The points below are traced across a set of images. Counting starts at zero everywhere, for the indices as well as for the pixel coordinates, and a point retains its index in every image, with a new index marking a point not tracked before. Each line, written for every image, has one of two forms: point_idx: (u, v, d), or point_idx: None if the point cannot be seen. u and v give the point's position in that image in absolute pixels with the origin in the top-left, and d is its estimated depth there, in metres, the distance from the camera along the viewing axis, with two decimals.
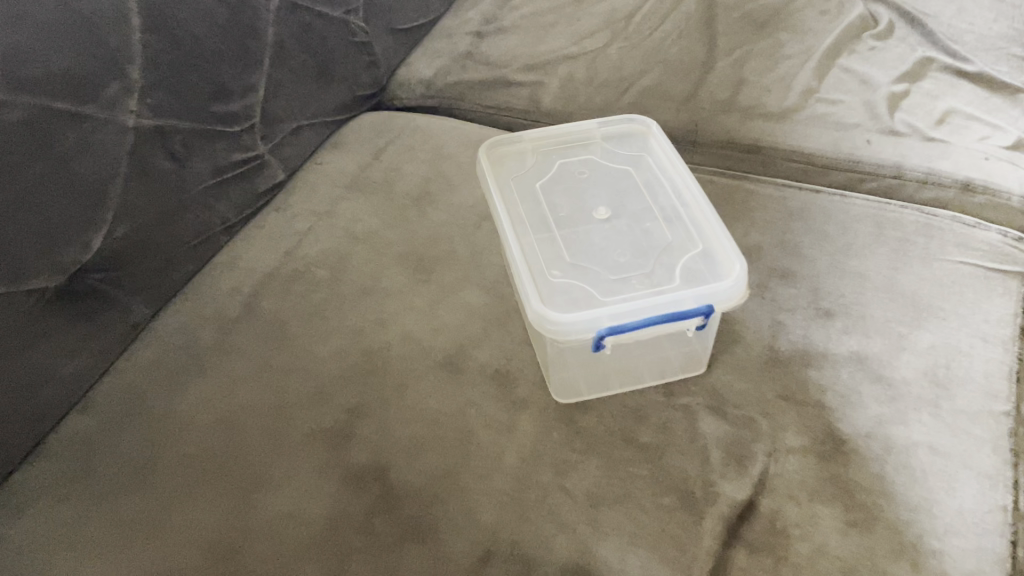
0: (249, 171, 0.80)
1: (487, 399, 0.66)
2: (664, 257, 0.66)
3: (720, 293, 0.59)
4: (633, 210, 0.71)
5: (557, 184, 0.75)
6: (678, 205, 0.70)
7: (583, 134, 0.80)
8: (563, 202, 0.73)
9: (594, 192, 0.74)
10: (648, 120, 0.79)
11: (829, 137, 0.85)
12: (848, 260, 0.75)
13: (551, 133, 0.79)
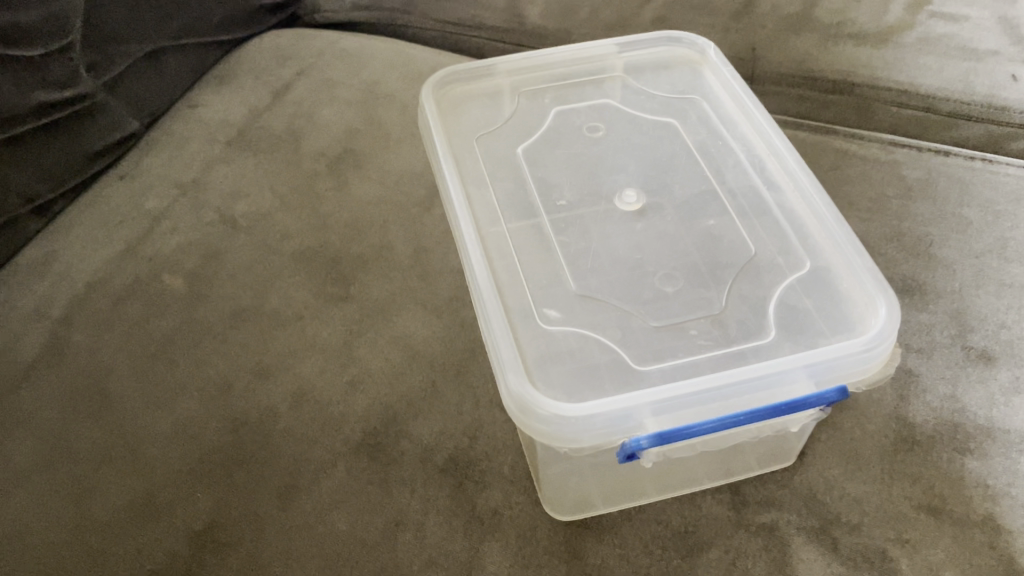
0: (71, 120, 0.51)
1: (432, 514, 0.40)
2: (743, 284, 0.40)
3: (852, 363, 0.35)
4: (679, 190, 0.45)
5: (555, 145, 0.48)
6: (759, 185, 0.45)
7: (592, 64, 0.53)
8: (563, 175, 0.46)
9: (615, 160, 0.47)
10: (699, 42, 0.52)
11: (955, 70, 0.56)
12: (1004, 266, 0.48)
13: (542, 56, 0.52)
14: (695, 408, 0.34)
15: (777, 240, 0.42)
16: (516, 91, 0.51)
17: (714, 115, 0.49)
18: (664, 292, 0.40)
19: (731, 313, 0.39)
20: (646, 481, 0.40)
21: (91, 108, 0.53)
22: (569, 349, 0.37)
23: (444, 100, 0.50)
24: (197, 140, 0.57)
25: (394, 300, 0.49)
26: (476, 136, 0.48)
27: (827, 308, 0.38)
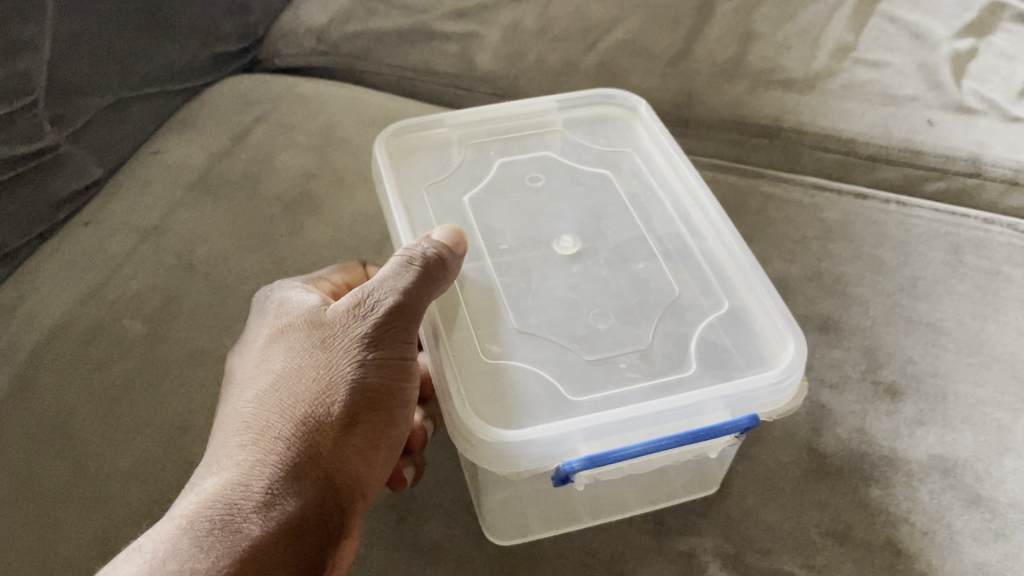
0: (36, 170, 0.54)
1: (377, 547, 0.42)
2: (669, 327, 0.43)
3: (764, 395, 0.39)
4: (614, 235, 0.48)
5: (497, 194, 0.51)
6: (684, 233, 0.48)
7: (533, 117, 0.56)
8: (504, 223, 0.49)
9: (554, 209, 0.50)
10: (631, 99, 0.56)
11: (876, 116, 0.60)
12: (914, 304, 0.51)
13: (488, 110, 0.54)
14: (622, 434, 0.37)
15: (699, 283, 0.45)
16: (463, 143, 0.54)
17: (647, 168, 0.52)
18: (595, 332, 0.43)
19: (657, 349, 0.42)
20: (578, 503, 0.43)
21: (54, 159, 0.55)
22: (507, 380, 0.40)
23: (392, 152, 0.53)
24: (158, 185, 0.60)
25: None
26: (422, 185, 0.51)
27: (744, 347, 0.42)
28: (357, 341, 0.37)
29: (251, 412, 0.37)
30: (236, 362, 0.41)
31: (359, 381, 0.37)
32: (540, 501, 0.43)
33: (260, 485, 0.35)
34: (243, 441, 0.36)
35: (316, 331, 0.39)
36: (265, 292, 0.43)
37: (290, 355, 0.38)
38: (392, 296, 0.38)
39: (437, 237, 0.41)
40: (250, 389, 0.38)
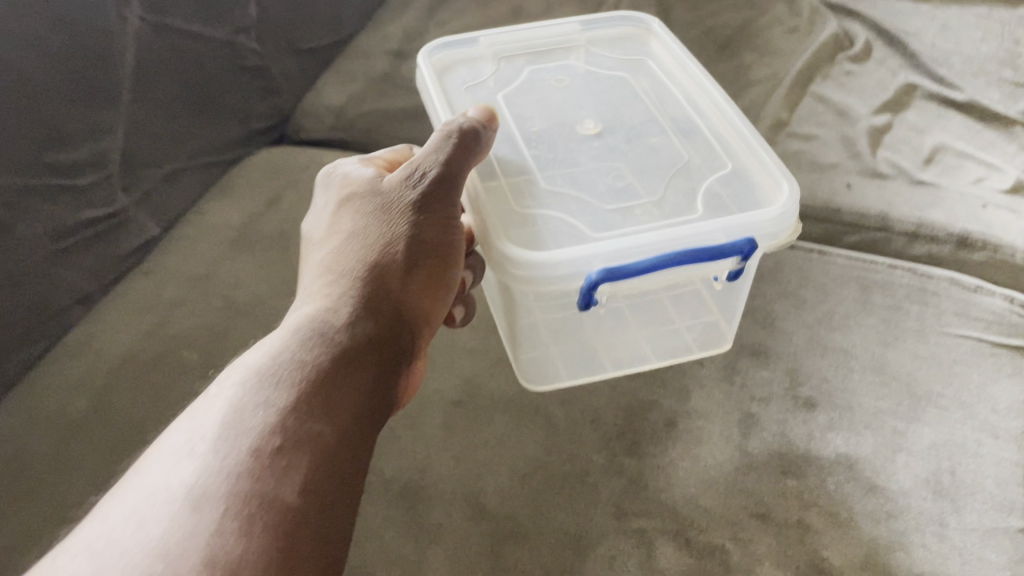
0: (107, 230, 0.66)
1: (391, 527, 0.53)
2: (679, 180, 0.56)
3: (767, 225, 0.52)
4: (628, 122, 0.62)
5: (528, 91, 0.65)
6: (694, 115, 0.62)
7: (563, 37, 0.70)
8: (533, 112, 0.63)
9: (578, 103, 0.64)
10: (645, 19, 0.71)
11: (804, 180, 0.73)
12: (829, 333, 0.63)
13: (520, 34, 0.69)
14: (642, 251, 0.50)
15: (706, 153, 0.59)
16: (497, 58, 0.68)
17: (657, 74, 0.67)
18: (612, 187, 0.56)
19: (669, 197, 0.55)
20: (600, 361, 0.60)
21: (121, 220, 0.67)
22: (545, 223, 0.53)
23: (438, 73, 0.67)
24: (205, 241, 0.71)
25: None
26: (467, 92, 0.65)
27: (742, 197, 0.55)
28: (413, 197, 0.50)
29: (334, 256, 0.49)
30: (310, 227, 0.53)
31: (416, 223, 0.49)
32: (565, 358, 0.60)
33: (351, 301, 0.46)
34: (331, 275, 0.48)
35: (377, 194, 0.51)
36: (326, 169, 0.56)
37: (359, 214, 0.51)
38: (438, 160, 0.50)
39: (473, 114, 0.52)
40: (329, 242, 0.51)
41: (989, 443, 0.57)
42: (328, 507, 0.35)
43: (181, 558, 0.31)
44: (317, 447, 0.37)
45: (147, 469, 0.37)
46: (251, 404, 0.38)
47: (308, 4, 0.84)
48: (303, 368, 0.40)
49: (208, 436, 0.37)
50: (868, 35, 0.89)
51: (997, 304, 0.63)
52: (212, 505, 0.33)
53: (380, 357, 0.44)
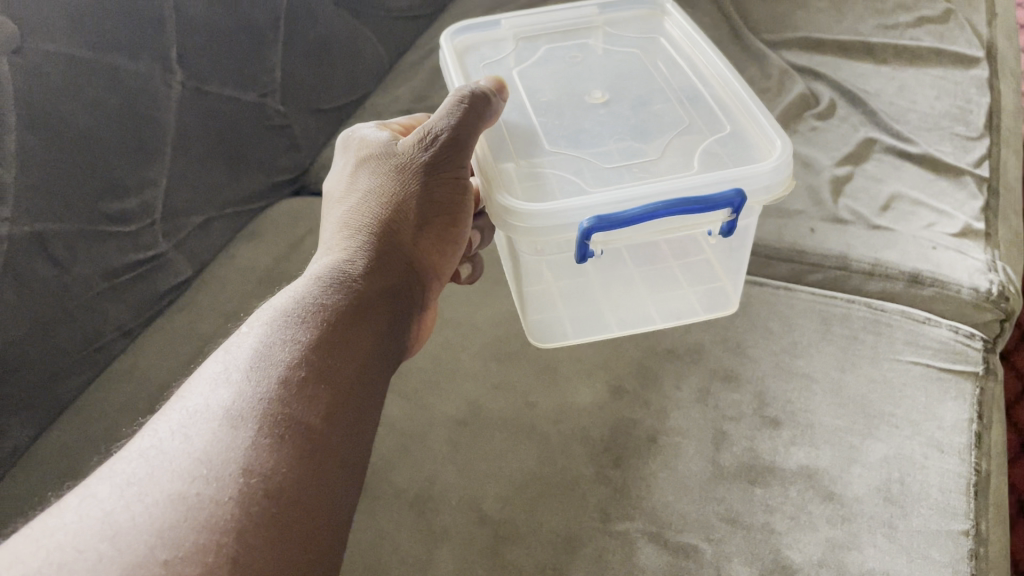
0: (150, 271, 0.74)
1: (403, 530, 0.61)
2: (678, 140, 0.68)
3: (754, 179, 0.62)
4: (634, 92, 0.74)
5: (545, 67, 0.77)
6: (697, 85, 0.74)
7: (580, 19, 0.83)
8: (546, 85, 0.75)
9: (589, 76, 0.76)
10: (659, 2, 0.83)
11: (773, 225, 0.82)
12: (793, 360, 0.71)
13: (542, 14, 0.82)
14: (644, 198, 0.60)
15: (707, 116, 0.70)
16: (518, 38, 0.81)
17: (668, 50, 0.79)
18: (620, 150, 0.68)
19: (667, 156, 0.67)
20: (609, 323, 0.73)
21: (162, 262, 0.75)
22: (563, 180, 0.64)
23: (459, 52, 0.80)
24: (234, 281, 0.80)
25: None
26: (486, 67, 0.78)
27: (738, 152, 0.67)
28: (424, 158, 0.57)
29: (352, 212, 0.57)
30: (332, 186, 0.61)
31: (426, 186, 0.57)
32: (573, 320, 0.72)
33: (364, 256, 0.53)
34: (348, 231, 0.56)
35: (391, 156, 0.59)
36: (346, 133, 0.64)
37: (375, 174, 0.58)
38: (447, 125, 0.57)
39: (483, 85, 0.60)
40: (348, 200, 0.58)
41: (935, 457, 0.63)
42: (343, 428, 0.42)
43: (223, 464, 0.37)
44: (333, 380, 0.43)
45: (188, 390, 0.42)
46: (277, 341, 0.44)
47: (328, 69, 0.93)
48: (323, 313, 0.47)
49: (241, 365, 0.43)
50: (833, 93, 0.98)
51: (943, 333, 0.71)
52: (248, 422, 0.39)
53: (386, 310, 0.51)
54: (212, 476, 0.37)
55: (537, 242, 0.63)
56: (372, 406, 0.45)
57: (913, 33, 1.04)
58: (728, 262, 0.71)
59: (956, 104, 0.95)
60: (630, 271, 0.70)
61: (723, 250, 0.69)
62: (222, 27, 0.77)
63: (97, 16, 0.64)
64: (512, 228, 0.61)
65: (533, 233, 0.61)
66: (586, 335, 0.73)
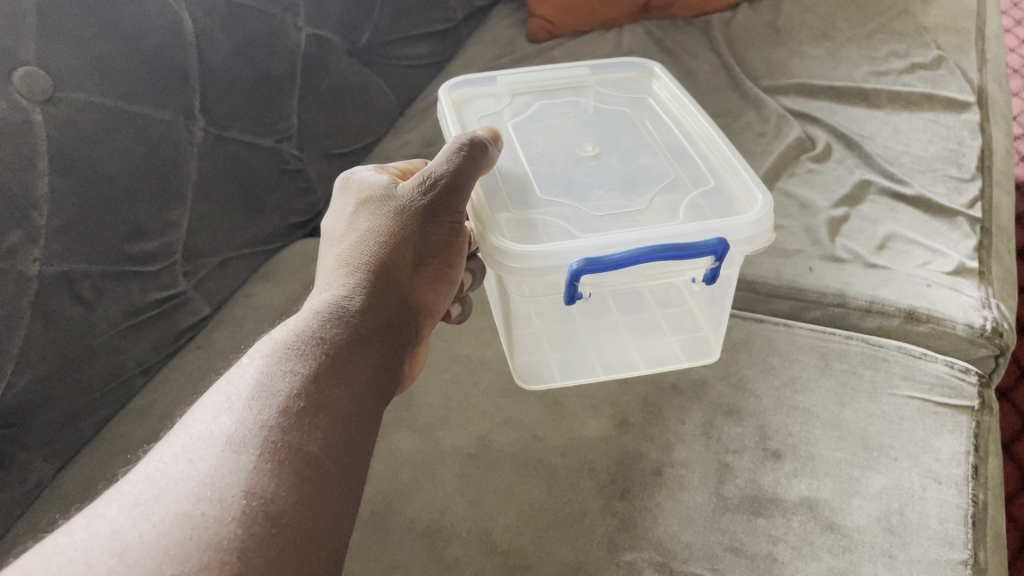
0: (170, 309, 0.77)
1: (415, 560, 0.62)
2: (664, 193, 0.71)
3: (737, 230, 0.64)
4: (622, 146, 0.78)
5: (537, 123, 0.81)
6: (683, 142, 0.78)
7: (573, 80, 0.87)
8: (539, 138, 0.78)
9: (581, 130, 0.80)
10: (648, 65, 0.88)
11: (772, 264, 0.85)
12: (794, 395, 0.73)
13: (535, 73, 0.86)
14: (632, 243, 0.63)
15: (692, 171, 0.74)
16: (512, 94, 0.85)
17: (655, 110, 0.83)
18: (605, 199, 0.70)
19: (653, 207, 0.70)
20: (594, 367, 0.74)
21: (181, 301, 0.78)
22: (552, 226, 0.67)
23: (457, 104, 0.84)
24: (250, 319, 0.82)
25: (389, 426, 0.73)
26: (481, 119, 0.81)
27: (720, 205, 0.70)
28: (422, 201, 0.60)
29: (350, 250, 0.59)
30: (331, 226, 0.63)
31: (423, 227, 0.60)
32: (560, 363, 0.74)
33: (362, 292, 0.56)
34: (347, 268, 0.58)
35: (390, 199, 0.61)
36: (345, 177, 0.67)
37: (374, 215, 0.61)
38: (446, 171, 0.60)
39: (481, 134, 0.64)
40: (347, 238, 0.60)
41: (933, 488, 0.65)
42: (341, 454, 0.44)
43: (226, 487, 0.39)
44: (331, 409, 0.45)
45: (192, 419, 0.45)
46: (277, 371, 0.46)
47: (340, 115, 0.97)
48: (322, 346, 0.49)
49: (242, 395, 0.45)
50: (829, 137, 1.02)
51: (939, 369, 0.74)
52: (250, 447, 0.41)
53: (383, 343, 0.53)
54: (215, 498, 0.39)
55: (525, 283, 0.65)
56: (369, 434, 0.47)
57: (906, 79, 1.08)
58: (709, 310, 0.73)
59: (948, 148, 0.98)
60: (616, 318, 0.73)
61: (706, 298, 0.72)
62: (241, 77, 0.80)
63: (125, 68, 0.67)
64: (503, 267, 0.63)
65: (522, 273, 0.63)
66: (571, 379, 0.74)
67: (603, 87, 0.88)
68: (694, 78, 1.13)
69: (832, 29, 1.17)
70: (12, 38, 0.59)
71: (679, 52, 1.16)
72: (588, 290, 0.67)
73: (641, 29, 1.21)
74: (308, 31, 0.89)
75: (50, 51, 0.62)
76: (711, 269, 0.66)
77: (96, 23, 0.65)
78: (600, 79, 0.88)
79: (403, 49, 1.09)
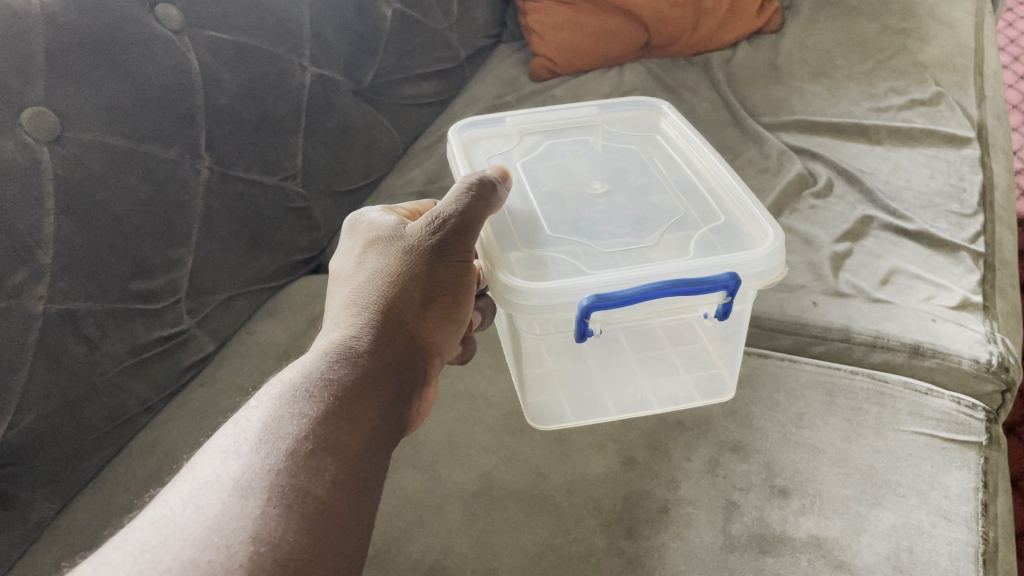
0: (173, 347, 0.77)
1: None
2: (675, 228, 0.72)
3: (750, 265, 0.65)
4: (631, 183, 0.78)
5: (547, 161, 0.82)
6: (693, 179, 0.78)
7: (583, 119, 0.88)
8: (548, 177, 0.79)
9: (591, 168, 0.81)
10: (656, 103, 0.89)
11: (775, 299, 0.85)
12: (800, 431, 0.72)
13: (544, 114, 0.87)
14: (642, 279, 0.63)
15: (703, 207, 0.74)
16: (521, 134, 0.86)
17: (663, 147, 0.84)
18: (614, 235, 0.71)
19: (663, 242, 0.70)
20: (606, 407, 0.73)
21: (184, 339, 0.78)
22: (563, 263, 0.67)
23: (465, 145, 0.85)
24: (254, 356, 0.82)
25: (392, 465, 0.72)
26: (491, 159, 0.82)
27: (732, 240, 0.70)
28: (431, 242, 0.60)
29: (359, 289, 0.59)
30: (338, 266, 0.63)
31: (432, 267, 0.60)
32: (573, 404, 0.73)
33: (370, 333, 0.55)
34: (355, 308, 0.58)
35: (398, 239, 0.62)
36: (353, 217, 0.67)
37: (382, 255, 0.61)
38: (455, 210, 0.61)
39: (488, 174, 0.64)
40: (355, 278, 0.60)
41: (942, 525, 0.64)
42: (349, 499, 0.43)
43: (233, 533, 0.39)
44: (340, 452, 0.45)
45: (200, 463, 0.44)
46: (286, 414, 0.46)
47: (345, 153, 0.97)
48: (330, 388, 0.49)
49: (250, 439, 0.45)
50: (830, 173, 1.02)
51: (946, 405, 0.73)
52: (257, 492, 0.41)
53: (392, 383, 0.53)
54: (222, 544, 0.38)
55: (536, 320, 0.65)
56: (377, 477, 0.47)
57: (905, 115, 1.09)
58: (725, 347, 0.73)
59: (949, 183, 0.98)
60: (629, 357, 0.72)
61: (718, 335, 0.71)
62: (247, 116, 0.81)
63: (133, 108, 0.68)
64: (513, 304, 0.63)
65: (534, 309, 0.63)
66: (584, 418, 0.73)
67: (612, 125, 0.89)
68: (695, 115, 1.14)
69: (831, 67, 1.18)
70: (21, 80, 0.60)
71: (680, 90, 1.18)
72: (597, 327, 0.66)
73: (643, 67, 1.22)
74: (314, 70, 0.90)
75: (58, 91, 0.62)
76: (723, 304, 0.66)
77: (104, 64, 0.66)
78: (609, 117, 0.89)
79: (407, 88, 1.10)
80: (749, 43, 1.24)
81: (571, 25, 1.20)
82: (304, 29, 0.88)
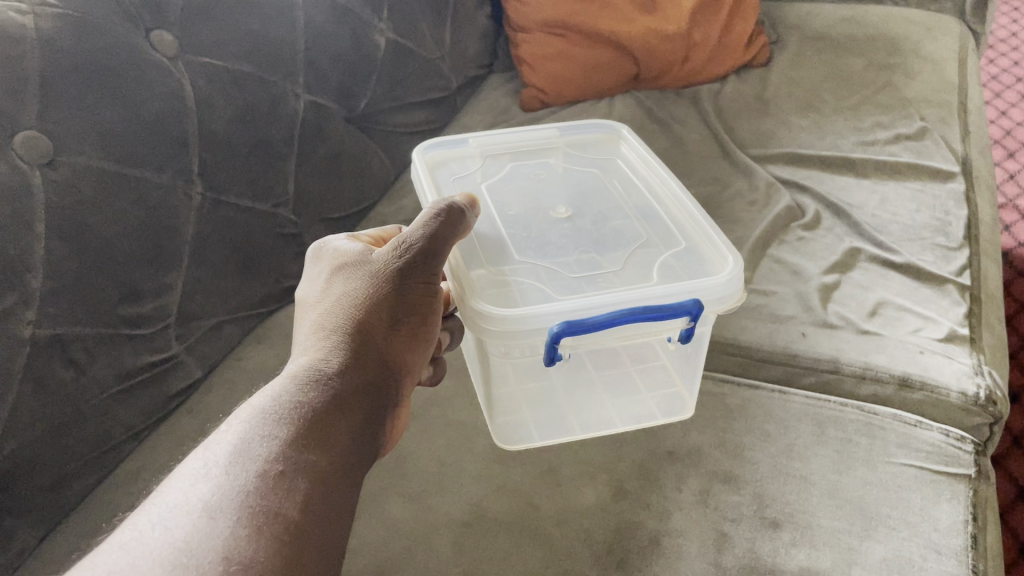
0: (161, 372, 0.76)
1: None
2: (639, 255, 0.72)
3: (712, 294, 0.65)
4: (594, 208, 0.79)
5: (512, 183, 0.82)
6: (654, 203, 0.79)
7: (545, 141, 0.89)
8: (512, 200, 0.79)
9: (553, 191, 0.81)
10: (616, 125, 0.90)
11: (765, 329, 0.85)
12: (791, 462, 0.72)
13: (506, 135, 0.87)
14: (609, 305, 0.63)
15: (664, 232, 0.75)
16: (484, 156, 0.86)
17: (624, 171, 0.85)
18: (580, 262, 0.71)
19: (625, 270, 0.70)
20: (572, 427, 0.75)
21: (172, 364, 0.77)
22: (530, 288, 0.67)
23: (430, 165, 0.84)
24: (243, 382, 0.82)
25: (380, 494, 0.71)
26: (456, 182, 0.82)
27: (693, 266, 0.70)
28: (397, 266, 0.60)
29: (327, 314, 0.58)
30: (305, 293, 0.63)
31: (400, 290, 0.59)
32: (538, 424, 0.75)
33: (338, 356, 0.55)
34: (323, 333, 0.57)
35: (365, 263, 0.61)
36: (318, 244, 0.66)
37: (349, 279, 0.61)
38: (423, 234, 0.61)
39: (457, 199, 0.64)
40: (321, 303, 0.60)
41: (932, 557, 0.64)
42: (321, 519, 0.43)
43: (204, 552, 0.38)
44: (310, 473, 0.45)
45: (168, 487, 0.44)
46: (255, 437, 0.46)
47: (336, 180, 0.97)
48: (300, 410, 0.49)
49: (219, 461, 0.44)
50: (817, 205, 1.03)
51: (935, 437, 0.74)
52: (227, 514, 0.41)
53: (360, 406, 0.53)
54: (193, 563, 0.38)
55: (505, 345, 0.65)
56: (348, 499, 0.47)
57: (891, 149, 1.10)
58: (684, 368, 0.75)
59: (935, 216, 0.99)
60: (591, 376, 0.75)
61: (679, 356, 0.74)
62: (240, 142, 0.81)
63: (126, 132, 0.68)
64: (483, 331, 0.63)
65: (501, 336, 0.63)
66: (552, 439, 0.75)
67: (573, 148, 0.90)
68: (683, 147, 1.15)
69: (818, 101, 1.20)
70: (14, 103, 0.60)
71: (669, 121, 1.19)
72: (567, 351, 0.67)
73: (632, 98, 1.23)
74: (307, 97, 0.91)
75: (51, 115, 0.62)
76: (688, 328, 0.66)
77: (99, 88, 0.66)
78: (572, 140, 0.90)
79: (399, 116, 1.10)
80: (736, 76, 1.26)
81: (562, 58, 1.21)
82: (298, 57, 0.88)
